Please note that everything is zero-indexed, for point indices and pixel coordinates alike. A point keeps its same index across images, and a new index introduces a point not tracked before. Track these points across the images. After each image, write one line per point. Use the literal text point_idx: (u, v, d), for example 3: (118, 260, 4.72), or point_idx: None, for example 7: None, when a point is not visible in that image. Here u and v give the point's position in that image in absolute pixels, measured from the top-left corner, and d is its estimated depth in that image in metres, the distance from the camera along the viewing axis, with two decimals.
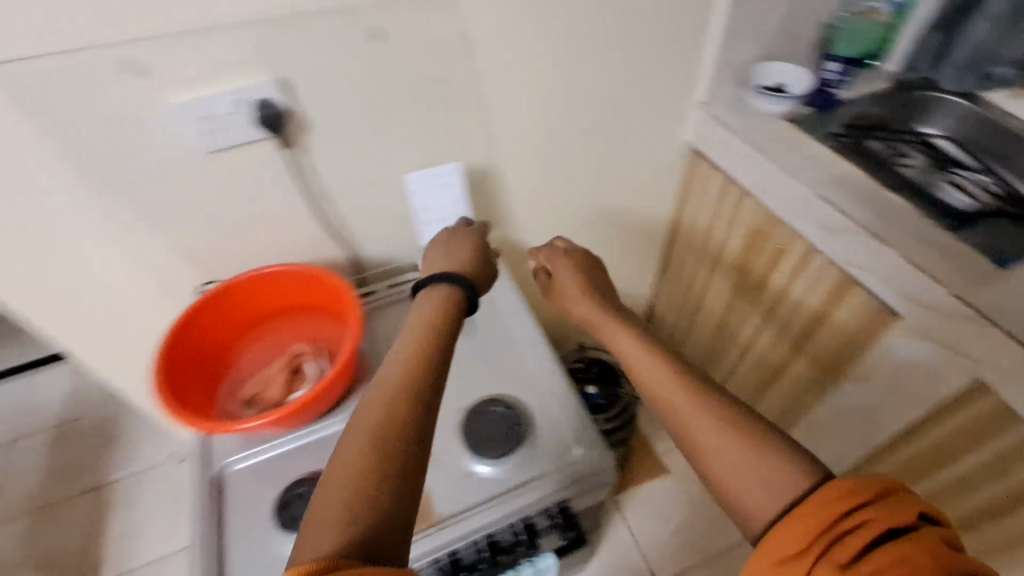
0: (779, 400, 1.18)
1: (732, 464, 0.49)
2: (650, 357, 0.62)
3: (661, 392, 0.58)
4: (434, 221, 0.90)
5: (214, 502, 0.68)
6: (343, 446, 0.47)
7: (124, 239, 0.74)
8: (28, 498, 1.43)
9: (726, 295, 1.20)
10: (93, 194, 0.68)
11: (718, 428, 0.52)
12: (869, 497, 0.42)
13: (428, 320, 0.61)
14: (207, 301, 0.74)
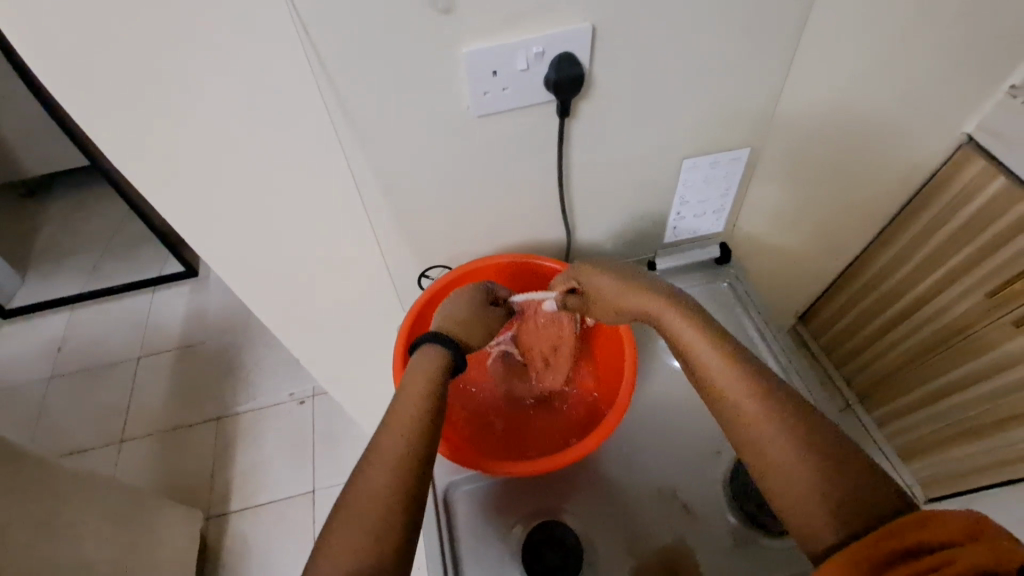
0: (1005, 449, 1.02)
1: (812, 509, 0.43)
2: (707, 339, 0.53)
3: (739, 395, 0.49)
4: (714, 194, 0.75)
5: (444, 521, 0.61)
6: (370, 471, 0.45)
7: (358, 198, 0.64)
8: (159, 418, 1.46)
9: (969, 314, 1.01)
10: (347, 142, 0.57)
11: (785, 454, 0.45)
12: (953, 536, 0.36)
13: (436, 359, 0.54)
14: (428, 301, 0.66)
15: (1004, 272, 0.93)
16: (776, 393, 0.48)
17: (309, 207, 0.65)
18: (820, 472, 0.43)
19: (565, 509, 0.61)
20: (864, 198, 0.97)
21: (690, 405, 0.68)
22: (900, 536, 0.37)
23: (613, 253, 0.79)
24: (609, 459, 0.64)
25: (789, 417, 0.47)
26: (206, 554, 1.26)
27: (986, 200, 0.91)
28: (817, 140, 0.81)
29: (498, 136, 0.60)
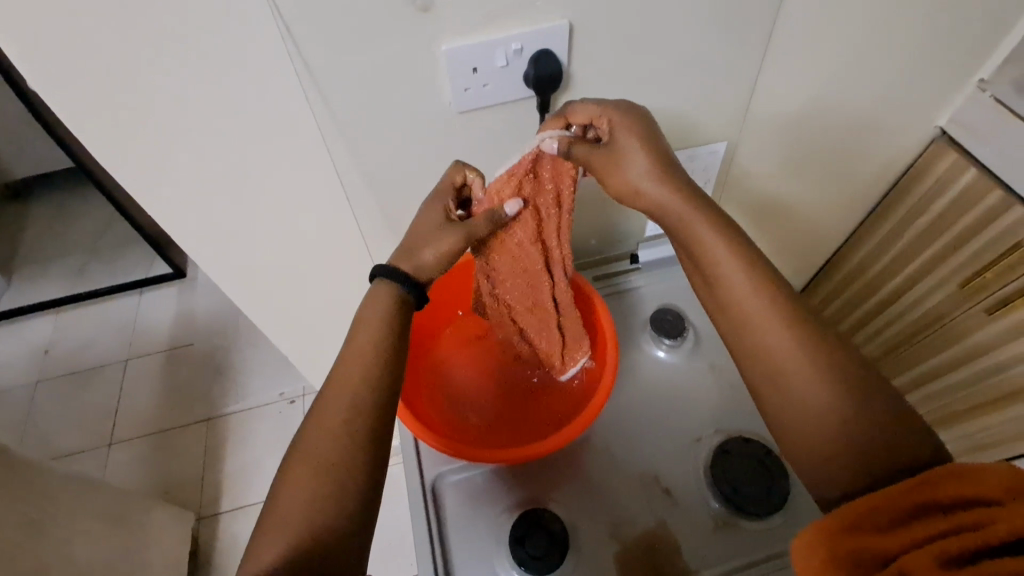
0: (978, 434, 1.05)
1: (839, 431, 0.47)
2: (740, 266, 0.55)
3: (768, 322, 0.52)
4: (693, 187, 0.76)
5: (433, 512, 0.62)
6: (344, 370, 0.52)
7: (343, 196, 0.65)
8: (148, 420, 1.46)
9: (944, 302, 1.03)
10: (333, 141, 0.58)
11: (817, 383, 0.49)
12: (988, 494, 0.38)
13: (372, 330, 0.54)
14: None
15: (976, 262, 0.95)
16: (801, 320, 0.52)
17: (294, 204, 0.65)
18: (848, 405, 0.48)
19: (552, 498, 0.62)
20: (841, 191, 0.99)
21: (672, 394, 0.69)
22: (934, 487, 0.40)
23: (596, 247, 0.81)
24: (595, 447, 0.66)
25: (816, 352, 0.50)
26: (198, 554, 1.26)
27: (959, 192, 0.93)
28: (794, 134, 0.83)
29: (479, 134, 0.61)
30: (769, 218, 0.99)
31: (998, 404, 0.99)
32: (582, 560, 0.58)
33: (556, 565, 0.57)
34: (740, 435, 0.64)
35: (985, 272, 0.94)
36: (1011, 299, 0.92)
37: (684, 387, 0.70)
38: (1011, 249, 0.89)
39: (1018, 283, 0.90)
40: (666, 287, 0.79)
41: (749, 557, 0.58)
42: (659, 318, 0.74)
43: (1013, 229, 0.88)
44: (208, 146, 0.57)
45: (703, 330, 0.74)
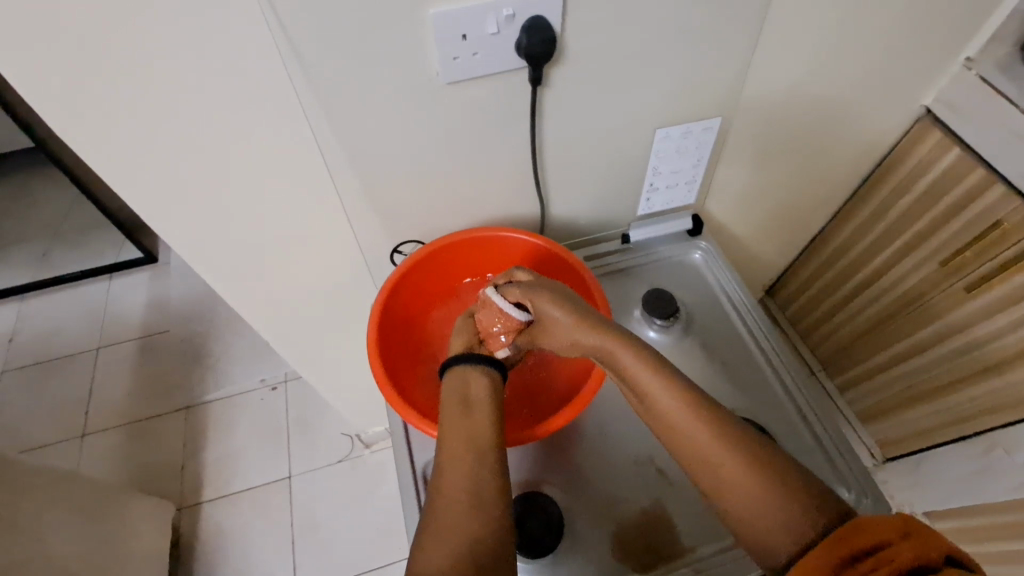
0: (954, 409, 1.07)
1: (750, 507, 0.42)
2: (650, 372, 0.48)
3: (668, 403, 0.47)
4: (687, 164, 0.75)
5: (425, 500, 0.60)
6: (450, 405, 0.51)
7: (325, 172, 0.62)
8: (122, 410, 1.41)
9: (925, 281, 1.05)
10: (312, 112, 0.55)
11: (723, 452, 0.44)
12: (886, 537, 0.36)
13: (468, 395, 0.52)
14: (404, 274, 0.65)
15: (959, 239, 0.97)
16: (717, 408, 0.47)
17: (273, 180, 0.62)
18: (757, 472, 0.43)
19: (546, 481, 0.61)
20: (828, 169, 0.99)
21: None
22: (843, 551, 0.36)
23: (587, 225, 0.79)
24: (588, 427, 0.65)
25: (738, 436, 0.45)
26: (180, 546, 1.23)
27: (942, 171, 0.95)
28: (785, 112, 0.82)
29: (467, 109, 0.59)
30: (758, 197, 0.99)
31: (971, 381, 1.03)
32: (578, 544, 0.58)
33: (552, 549, 0.57)
34: (732, 414, 0.65)
35: (965, 250, 0.96)
36: (993, 274, 0.93)
37: (677, 367, 0.69)
38: (991, 228, 0.91)
39: (1001, 258, 0.91)
40: (659, 266, 0.78)
41: None
42: (656, 298, 0.73)
43: (996, 204, 0.89)
44: (185, 119, 0.54)
45: (695, 310, 0.74)
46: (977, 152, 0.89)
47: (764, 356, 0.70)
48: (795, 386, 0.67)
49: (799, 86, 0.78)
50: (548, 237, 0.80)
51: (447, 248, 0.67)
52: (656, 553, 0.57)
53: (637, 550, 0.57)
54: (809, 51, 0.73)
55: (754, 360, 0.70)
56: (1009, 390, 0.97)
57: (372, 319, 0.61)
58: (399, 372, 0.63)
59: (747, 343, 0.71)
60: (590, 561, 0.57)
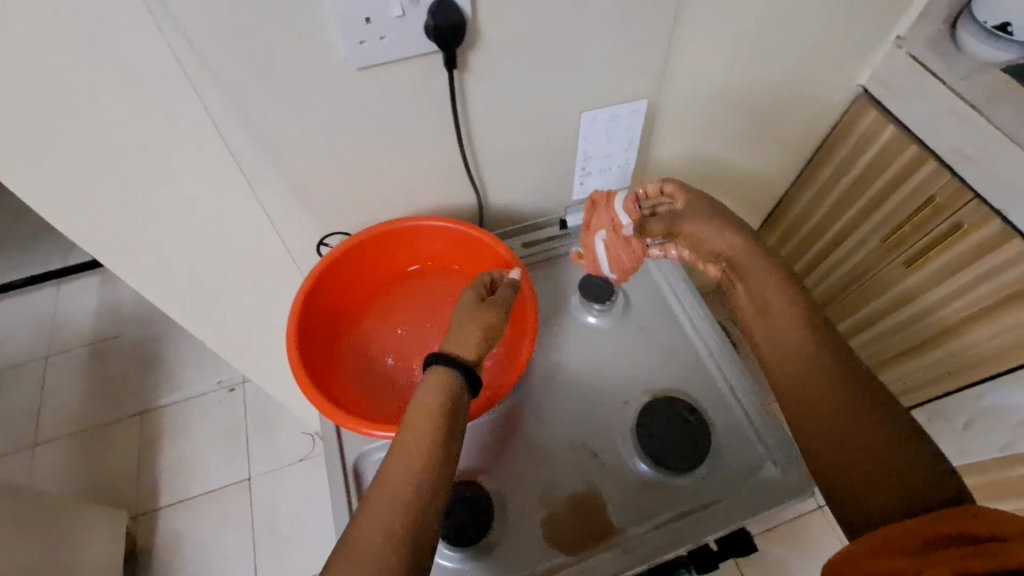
0: (899, 381, 1.11)
1: (835, 433, 0.49)
2: (801, 326, 0.55)
3: (780, 329, 0.56)
4: (620, 148, 0.74)
5: (354, 493, 0.59)
6: (417, 413, 0.51)
7: (239, 171, 0.60)
8: (73, 418, 1.37)
9: (867, 259, 1.08)
10: (218, 106, 0.53)
11: (819, 376, 0.52)
12: (1003, 532, 0.35)
13: (439, 409, 0.51)
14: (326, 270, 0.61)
15: (896, 216, 0.99)
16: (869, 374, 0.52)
17: (187, 180, 0.60)
18: (845, 400, 0.50)
19: (481, 470, 0.61)
20: (769, 150, 1.00)
21: (602, 358, 0.69)
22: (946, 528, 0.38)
23: (526, 210, 0.79)
24: (525, 411, 0.65)
25: (878, 412, 0.49)
26: (136, 553, 1.20)
27: (878, 149, 0.97)
28: (720, 93, 0.82)
29: (386, 97, 0.57)
30: (703, 178, 1.00)
31: (910, 356, 1.06)
32: (511, 530, 0.58)
33: (481, 536, 0.57)
34: (665, 394, 0.66)
35: (900, 227, 0.98)
36: (927, 251, 0.95)
37: (612, 349, 0.70)
38: (922, 207, 0.93)
39: (934, 232, 0.92)
40: None
41: (673, 511, 0.59)
42: (594, 285, 0.72)
43: (928, 180, 0.90)
44: (87, 120, 0.51)
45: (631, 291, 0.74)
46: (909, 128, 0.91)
47: (698, 335, 0.70)
48: (726, 363, 0.67)
49: (733, 67, 0.79)
50: (487, 224, 0.79)
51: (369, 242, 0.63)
52: (586, 536, 0.58)
53: (568, 533, 0.58)
54: (738, 32, 0.74)
55: (688, 339, 0.70)
56: (945, 363, 1.00)
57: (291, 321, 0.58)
58: (324, 374, 0.60)
59: (682, 324, 0.71)
60: (522, 545, 0.57)
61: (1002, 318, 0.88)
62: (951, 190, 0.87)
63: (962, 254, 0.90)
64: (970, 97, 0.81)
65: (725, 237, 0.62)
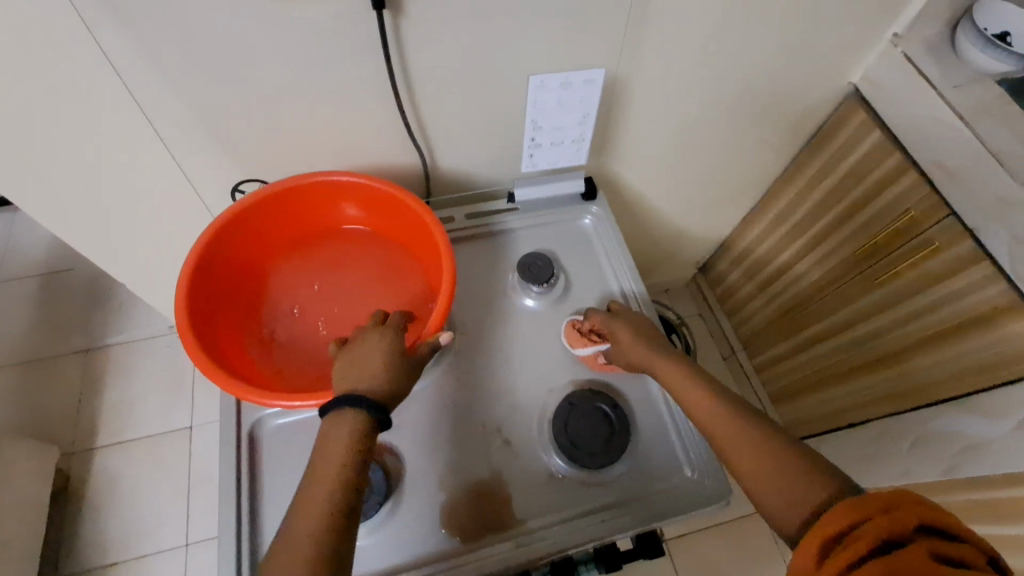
0: (846, 398, 1.08)
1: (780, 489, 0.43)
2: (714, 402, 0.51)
3: (742, 447, 0.47)
4: (576, 120, 0.69)
5: (245, 461, 0.56)
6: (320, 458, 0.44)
7: (127, 94, 0.54)
8: (16, 349, 1.33)
9: (838, 268, 1.04)
10: (86, 7, 0.47)
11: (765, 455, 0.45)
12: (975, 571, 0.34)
13: (342, 445, 0.44)
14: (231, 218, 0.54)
15: (872, 226, 0.95)
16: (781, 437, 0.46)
17: (77, 103, 0.55)
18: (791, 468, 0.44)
19: (387, 449, 0.58)
20: (748, 142, 0.96)
21: (533, 343, 0.65)
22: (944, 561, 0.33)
23: (475, 178, 0.74)
24: (442, 391, 0.62)
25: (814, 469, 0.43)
26: (66, 491, 1.18)
27: (862, 154, 0.92)
28: (698, 76, 0.78)
29: (312, 34, 0.52)
30: (675, 165, 0.95)
31: (863, 376, 1.03)
32: (407, 512, 0.56)
33: (370, 515, 0.54)
34: (590, 387, 0.62)
35: (874, 237, 0.95)
36: (896, 266, 0.91)
37: (545, 334, 0.66)
38: (897, 219, 0.89)
39: (908, 246, 0.88)
40: (544, 227, 0.73)
41: (575, 510, 0.57)
42: (532, 264, 0.68)
43: (907, 192, 0.86)
44: None
45: (573, 276, 0.70)
46: (891, 132, 0.87)
47: None
48: None
49: (713, 48, 0.74)
50: (433, 188, 0.74)
51: (284, 195, 0.57)
52: (484, 527, 0.55)
53: (466, 522, 0.55)
54: (718, 9, 0.69)
55: None
56: (891, 382, 0.98)
57: (185, 268, 0.52)
58: (220, 331, 0.54)
59: None
60: (415, 528, 0.55)
61: (955, 344, 0.85)
62: (926, 203, 0.83)
63: (926, 271, 0.86)
64: (958, 106, 0.76)
65: (645, 342, 0.58)
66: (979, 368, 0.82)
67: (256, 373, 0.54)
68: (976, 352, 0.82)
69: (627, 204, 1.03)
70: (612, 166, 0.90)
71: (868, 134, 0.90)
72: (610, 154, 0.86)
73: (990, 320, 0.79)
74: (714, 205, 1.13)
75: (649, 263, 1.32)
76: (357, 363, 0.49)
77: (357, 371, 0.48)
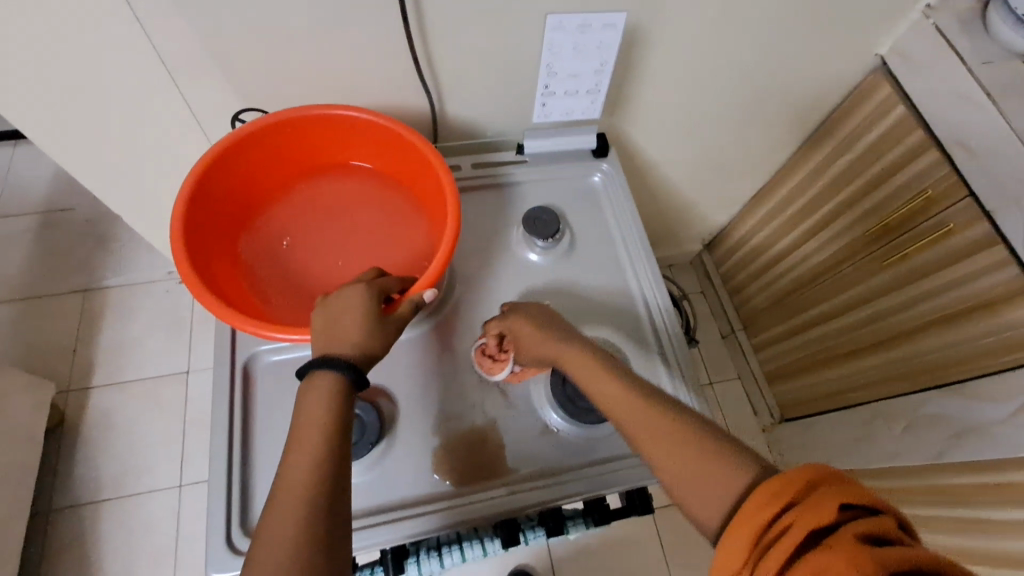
0: (842, 380, 1.08)
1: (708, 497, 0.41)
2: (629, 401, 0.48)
3: (660, 450, 0.44)
4: (592, 72, 0.66)
5: (239, 396, 0.56)
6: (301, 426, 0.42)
7: (124, 16, 0.51)
8: (14, 284, 1.33)
9: (848, 248, 1.02)
10: None
11: (688, 457, 0.43)
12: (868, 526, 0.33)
13: (322, 406, 0.42)
14: (233, 148, 0.52)
15: (887, 206, 0.93)
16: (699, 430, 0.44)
17: (72, 22, 0.52)
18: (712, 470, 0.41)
19: (382, 393, 0.58)
20: (767, 112, 0.93)
21: (535, 298, 0.65)
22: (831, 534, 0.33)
23: (483, 128, 0.72)
24: (440, 340, 0.61)
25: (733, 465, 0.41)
26: (62, 426, 1.20)
27: (885, 130, 0.90)
28: (721, 35, 0.74)
29: None
30: (690, 131, 0.92)
31: (863, 359, 1.02)
32: (397, 454, 0.56)
33: (362, 454, 0.54)
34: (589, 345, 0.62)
35: (888, 217, 0.93)
36: (907, 248, 0.90)
37: (547, 290, 0.65)
38: (913, 199, 0.87)
39: (921, 227, 0.86)
40: (551, 182, 0.72)
41: (568, 464, 0.57)
42: (539, 217, 0.66)
43: (927, 170, 0.84)
44: None
45: (579, 234, 0.69)
46: (916, 109, 0.84)
47: (639, 290, 0.66)
48: (663, 327, 0.63)
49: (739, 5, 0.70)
50: (441, 135, 0.72)
51: (289, 130, 0.54)
52: (476, 475, 0.55)
53: (458, 469, 0.55)
54: None
55: (628, 292, 0.66)
56: (890, 366, 0.97)
57: (183, 195, 0.50)
58: (217, 265, 0.53)
59: (627, 275, 0.67)
60: (406, 471, 0.55)
61: (959, 329, 0.84)
62: (944, 185, 0.81)
63: (938, 256, 0.85)
64: (989, 83, 0.73)
65: (546, 333, 0.54)
66: (981, 356, 0.82)
67: (253, 309, 0.53)
68: (979, 340, 0.81)
69: (637, 170, 1.00)
70: (625, 126, 0.87)
71: (893, 108, 0.87)
72: (624, 113, 0.83)
73: (996, 308, 0.78)
74: (725, 179, 1.11)
75: (655, 235, 1.30)
76: (337, 319, 0.47)
77: (336, 329, 0.46)
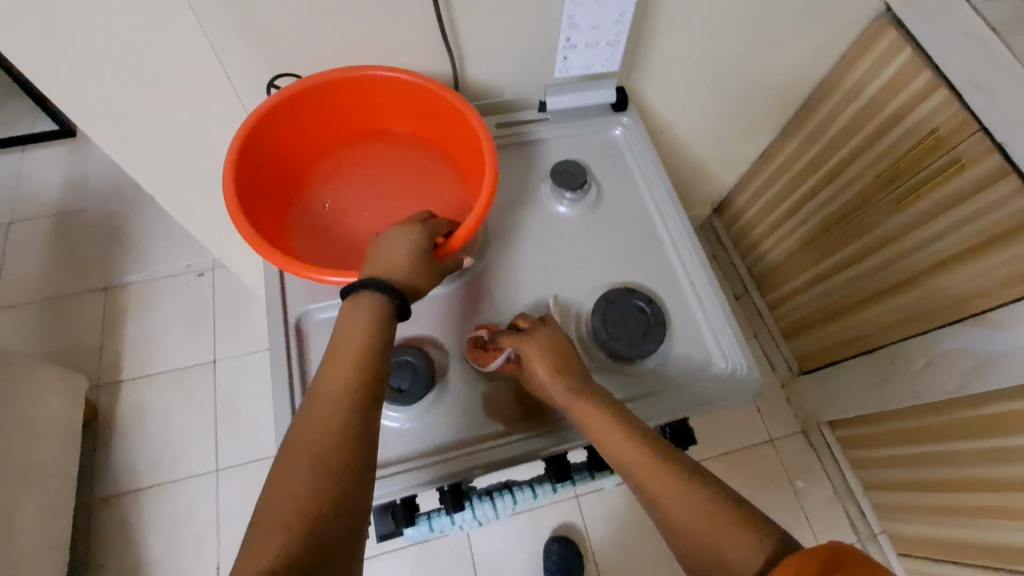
0: (857, 327, 1.10)
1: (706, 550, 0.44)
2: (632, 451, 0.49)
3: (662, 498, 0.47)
4: (611, 22, 0.66)
5: (295, 352, 0.58)
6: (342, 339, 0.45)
7: None
8: (36, 286, 1.34)
9: (858, 195, 1.04)
10: None
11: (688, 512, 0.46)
12: None
13: (363, 326, 0.45)
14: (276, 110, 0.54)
15: (897, 150, 0.94)
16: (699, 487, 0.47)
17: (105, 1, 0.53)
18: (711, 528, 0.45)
19: (429, 340, 0.61)
20: (773, 65, 0.94)
21: (566, 246, 0.67)
22: None
23: (503, 89, 0.73)
24: (480, 291, 0.64)
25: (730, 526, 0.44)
26: (97, 420, 1.22)
27: (892, 74, 0.91)
28: None
29: None
30: (699, 88, 0.94)
31: (877, 304, 1.05)
32: (448, 399, 0.58)
33: (416, 398, 0.56)
34: (624, 285, 0.64)
35: (899, 161, 0.94)
36: (917, 188, 0.92)
37: (578, 240, 0.67)
38: (924, 140, 0.88)
39: (934, 166, 0.88)
40: (573, 138, 0.73)
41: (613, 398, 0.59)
42: (566, 169, 0.68)
43: (935, 109, 0.85)
44: None
45: (604, 185, 0.71)
46: (924, 51, 0.85)
47: (667, 233, 0.68)
48: (692, 267, 0.65)
49: None
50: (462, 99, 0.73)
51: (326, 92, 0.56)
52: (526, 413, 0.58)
53: (508, 408, 0.58)
54: None
55: (657, 237, 0.68)
56: (905, 306, 0.99)
57: (231, 153, 0.52)
58: (265, 225, 0.55)
59: (654, 221, 0.69)
60: (459, 415, 0.57)
61: (972, 264, 0.86)
62: (954, 123, 0.83)
63: (950, 193, 0.86)
64: (995, 18, 0.74)
65: (563, 369, 0.53)
66: (995, 287, 0.84)
67: None
68: (992, 272, 0.83)
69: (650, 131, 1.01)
70: (637, 85, 0.88)
71: (899, 53, 0.88)
72: (636, 71, 0.84)
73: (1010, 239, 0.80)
74: (734, 137, 1.12)
75: None
76: (386, 256, 0.49)
77: (384, 264, 0.49)
